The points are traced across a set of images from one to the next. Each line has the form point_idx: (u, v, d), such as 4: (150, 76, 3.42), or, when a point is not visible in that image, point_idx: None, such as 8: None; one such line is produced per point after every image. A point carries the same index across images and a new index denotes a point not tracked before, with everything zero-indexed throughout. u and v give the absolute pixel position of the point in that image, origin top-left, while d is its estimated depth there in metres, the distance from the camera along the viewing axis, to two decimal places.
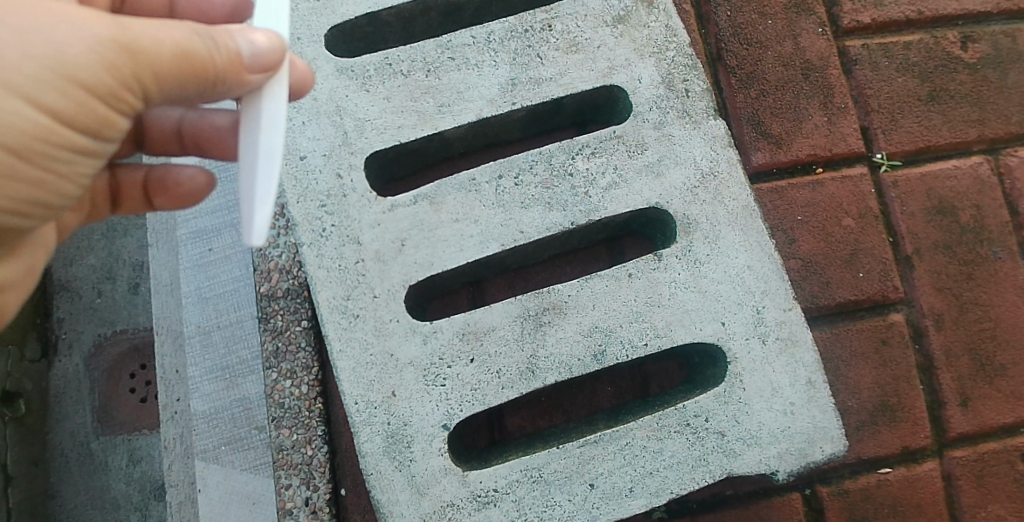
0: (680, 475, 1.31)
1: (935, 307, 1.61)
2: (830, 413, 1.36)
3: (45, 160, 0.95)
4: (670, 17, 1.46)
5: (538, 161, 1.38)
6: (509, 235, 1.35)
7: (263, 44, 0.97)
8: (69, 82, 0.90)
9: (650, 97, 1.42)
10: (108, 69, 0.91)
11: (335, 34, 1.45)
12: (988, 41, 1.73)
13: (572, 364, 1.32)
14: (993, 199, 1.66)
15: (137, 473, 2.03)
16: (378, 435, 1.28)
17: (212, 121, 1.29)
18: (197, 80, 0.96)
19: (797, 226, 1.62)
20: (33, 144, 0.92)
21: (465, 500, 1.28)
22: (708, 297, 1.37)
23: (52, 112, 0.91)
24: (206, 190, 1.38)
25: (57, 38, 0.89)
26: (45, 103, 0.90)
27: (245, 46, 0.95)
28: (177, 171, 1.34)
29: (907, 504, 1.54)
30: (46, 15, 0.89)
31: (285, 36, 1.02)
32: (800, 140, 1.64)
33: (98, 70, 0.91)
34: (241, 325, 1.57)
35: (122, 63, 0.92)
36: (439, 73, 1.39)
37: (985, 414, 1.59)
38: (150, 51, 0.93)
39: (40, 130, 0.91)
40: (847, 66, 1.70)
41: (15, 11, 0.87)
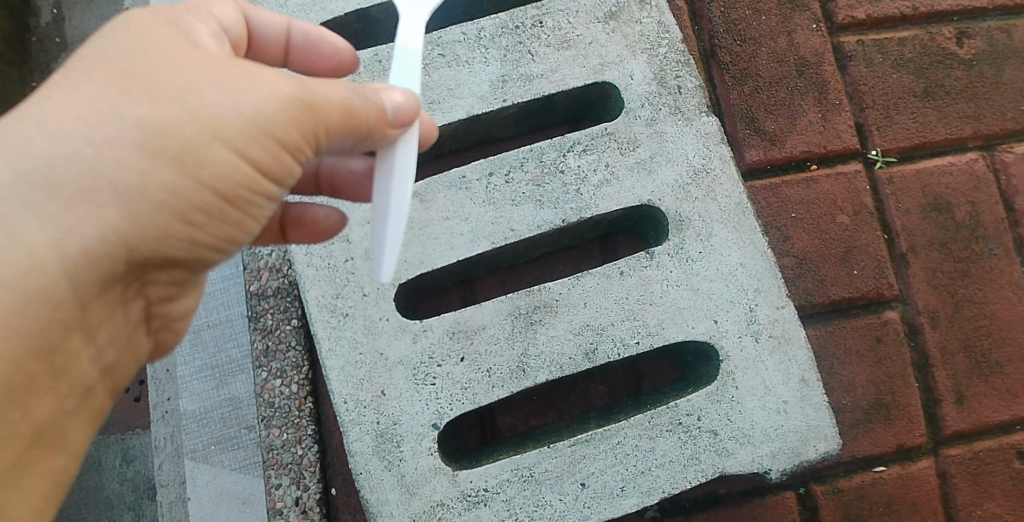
0: (672, 474, 1.30)
1: (930, 305, 1.60)
2: (823, 411, 1.35)
3: (243, 212, 0.93)
4: (663, 13, 1.45)
5: (529, 158, 1.37)
6: (499, 233, 1.35)
7: (403, 102, 0.96)
8: (274, 137, 0.89)
9: (642, 93, 1.41)
10: (302, 125, 0.91)
11: (325, 30, 1.44)
12: (983, 36, 1.72)
13: (563, 363, 1.31)
14: (989, 196, 1.65)
15: (131, 472, 2.03)
16: (368, 434, 1.27)
17: (349, 167, 1.21)
18: (361, 136, 0.95)
19: (791, 223, 1.61)
20: (235, 197, 0.91)
21: (455, 500, 1.27)
22: (700, 295, 1.36)
23: (255, 164, 0.90)
24: (337, 230, 1.25)
25: (260, 97, 0.88)
26: (250, 157, 0.89)
27: (389, 104, 0.95)
28: (312, 209, 1.21)
29: (902, 502, 1.53)
30: (250, 75, 0.89)
31: (417, 90, 1.00)
32: (794, 136, 1.63)
33: (297, 126, 0.90)
34: (230, 323, 1.56)
35: (315, 119, 0.91)
36: (429, 70, 1.39)
37: (980, 412, 1.58)
38: (334, 106, 0.92)
39: (241, 182, 0.90)
40: (842, 62, 1.69)
41: (212, 70, 0.88)
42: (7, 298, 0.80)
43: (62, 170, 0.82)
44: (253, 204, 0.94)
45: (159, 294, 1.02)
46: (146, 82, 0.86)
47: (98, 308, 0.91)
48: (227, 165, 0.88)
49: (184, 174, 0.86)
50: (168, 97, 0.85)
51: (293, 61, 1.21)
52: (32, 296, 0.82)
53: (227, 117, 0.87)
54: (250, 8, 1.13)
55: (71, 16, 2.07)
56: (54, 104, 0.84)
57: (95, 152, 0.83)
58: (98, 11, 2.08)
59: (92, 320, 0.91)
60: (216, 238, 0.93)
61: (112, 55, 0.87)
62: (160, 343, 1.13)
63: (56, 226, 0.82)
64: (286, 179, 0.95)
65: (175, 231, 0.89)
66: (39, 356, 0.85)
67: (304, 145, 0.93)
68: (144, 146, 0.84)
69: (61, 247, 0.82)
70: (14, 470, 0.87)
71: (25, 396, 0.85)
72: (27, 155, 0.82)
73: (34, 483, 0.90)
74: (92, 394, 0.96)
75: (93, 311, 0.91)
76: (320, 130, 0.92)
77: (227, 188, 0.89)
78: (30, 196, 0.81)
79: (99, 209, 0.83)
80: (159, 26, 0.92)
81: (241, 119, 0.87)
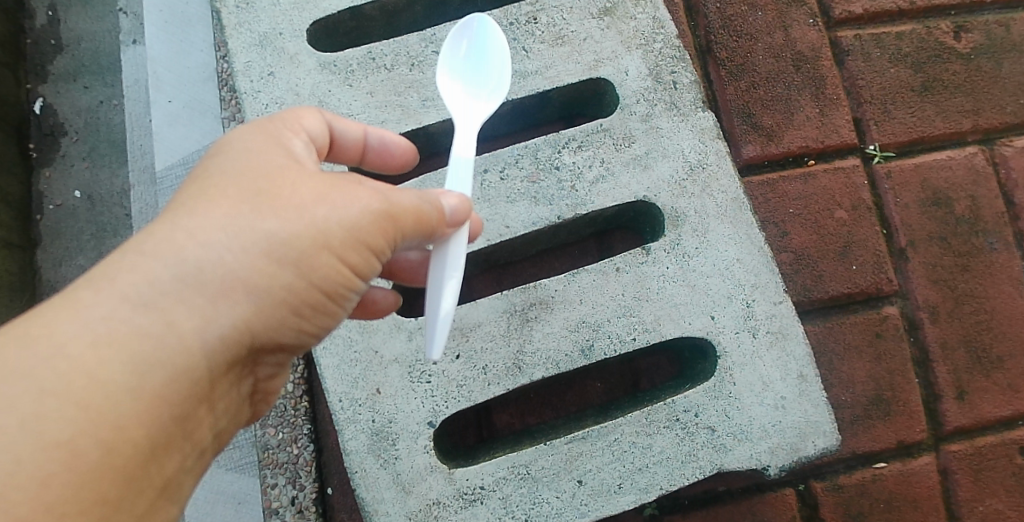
0: (670, 471, 1.29)
1: (929, 300, 1.59)
2: (822, 407, 1.34)
3: (338, 305, 0.95)
4: (657, 9, 1.44)
5: (523, 155, 1.37)
6: (495, 230, 1.34)
7: (459, 205, 0.98)
8: (375, 241, 0.91)
9: (637, 89, 1.41)
10: (396, 231, 0.93)
11: (319, 28, 1.44)
12: (981, 30, 1.71)
13: (559, 360, 1.31)
14: (989, 190, 1.64)
15: None
16: (363, 432, 1.27)
17: (406, 257, 1.18)
18: (427, 235, 0.97)
19: (789, 219, 1.60)
20: (337, 293, 0.92)
21: (451, 498, 1.26)
22: (697, 291, 1.35)
23: (359, 265, 0.92)
24: (387, 312, 1.23)
25: (363, 206, 0.90)
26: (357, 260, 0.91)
27: (447, 207, 0.97)
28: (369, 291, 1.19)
29: (903, 498, 1.52)
30: (352, 185, 0.91)
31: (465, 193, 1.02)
32: (791, 131, 1.63)
33: (391, 233, 0.92)
34: None
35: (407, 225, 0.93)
36: (422, 67, 1.38)
37: (981, 407, 1.56)
38: (410, 214, 0.92)
39: (343, 284, 0.92)
40: (839, 56, 1.68)
41: (321, 182, 0.90)
42: (157, 379, 0.80)
43: (207, 272, 0.83)
44: (347, 297, 0.95)
45: (263, 371, 0.99)
46: (261, 191, 0.87)
47: (220, 389, 0.88)
48: (334, 270, 0.90)
49: (299, 276, 0.87)
50: (292, 207, 0.87)
51: (369, 159, 1.18)
52: (176, 382, 0.81)
53: (335, 228, 0.88)
54: (332, 117, 1.09)
55: (66, 18, 2.08)
56: (189, 215, 0.84)
57: (229, 258, 0.84)
58: (93, 12, 2.09)
59: (216, 396, 0.89)
60: (314, 328, 0.94)
61: (235, 165, 0.89)
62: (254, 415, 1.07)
63: (199, 321, 0.83)
64: (371, 277, 0.96)
65: (284, 325, 0.90)
66: (175, 431, 0.83)
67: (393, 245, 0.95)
68: (272, 253, 0.85)
69: (200, 340, 0.83)
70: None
71: (157, 457, 0.81)
72: (175, 260, 0.82)
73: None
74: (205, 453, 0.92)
75: (216, 399, 0.89)
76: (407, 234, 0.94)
77: (332, 290, 0.91)
78: (179, 295, 0.82)
79: (232, 305, 0.84)
80: (262, 137, 0.93)
81: (347, 229, 0.89)
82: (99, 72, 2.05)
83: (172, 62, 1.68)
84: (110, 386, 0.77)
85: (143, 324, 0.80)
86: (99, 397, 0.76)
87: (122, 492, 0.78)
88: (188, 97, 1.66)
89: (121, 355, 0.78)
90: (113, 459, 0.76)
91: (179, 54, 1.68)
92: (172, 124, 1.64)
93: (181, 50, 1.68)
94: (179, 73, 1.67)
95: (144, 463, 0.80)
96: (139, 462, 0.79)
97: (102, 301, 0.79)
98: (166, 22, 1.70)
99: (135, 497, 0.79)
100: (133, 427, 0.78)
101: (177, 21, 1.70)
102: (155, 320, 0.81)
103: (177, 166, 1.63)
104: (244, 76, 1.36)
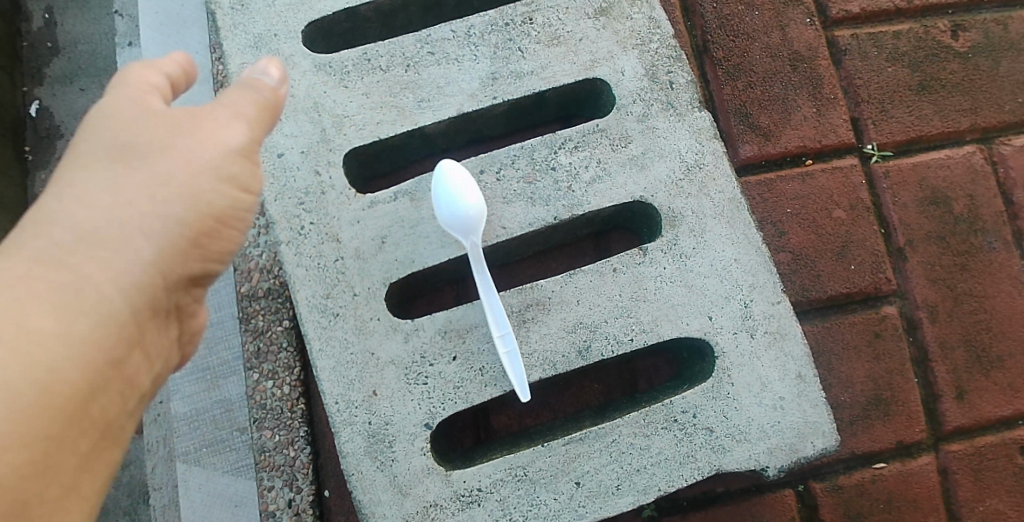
0: (668, 472, 1.29)
1: (928, 299, 1.59)
2: (821, 408, 1.34)
3: (234, 230, 1.03)
4: (653, 9, 1.44)
5: (520, 156, 1.36)
6: (491, 231, 1.34)
7: (277, 70, 1.09)
8: (241, 155, 1.02)
9: (633, 89, 1.40)
10: (253, 143, 1.04)
11: (314, 29, 1.43)
12: (979, 29, 1.71)
13: (556, 361, 1.30)
14: (987, 189, 1.64)
15: (126, 478, 1.93)
16: (359, 434, 1.26)
17: None
18: (275, 119, 1.09)
19: (787, 219, 1.59)
20: (229, 217, 1.01)
21: (449, 500, 1.26)
22: (694, 291, 1.34)
23: (239, 184, 1.02)
24: None
25: (223, 129, 1.01)
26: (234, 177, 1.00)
27: (267, 77, 1.08)
28: None
29: (902, 499, 1.51)
30: (205, 120, 1.01)
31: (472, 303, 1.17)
32: (788, 131, 1.62)
33: (251, 144, 1.03)
34: (221, 325, 1.53)
35: (259, 133, 1.05)
36: (418, 67, 1.38)
37: (981, 407, 1.56)
38: (251, 107, 1.05)
39: (231, 207, 1.01)
40: (836, 56, 1.68)
41: (175, 120, 0.99)
42: (85, 324, 0.87)
43: (104, 223, 0.91)
44: (240, 221, 1.04)
45: (187, 317, 1.07)
46: (118, 149, 0.97)
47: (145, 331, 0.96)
48: (218, 190, 0.99)
49: (190, 205, 0.96)
50: (158, 150, 0.97)
51: None
52: (102, 325, 0.88)
53: (204, 155, 0.98)
54: (184, 60, 1.09)
55: (62, 21, 2.08)
56: (71, 186, 0.93)
57: (122, 207, 0.93)
58: (89, 14, 2.08)
59: (144, 341, 0.96)
60: (219, 255, 1.02)
61: (103, 133, 0.97)
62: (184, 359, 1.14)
63: (109, 268, 0.90)
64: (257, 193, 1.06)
65: (190, 257, 0.97)
66: (111, 373, 0.89)
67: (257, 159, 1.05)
68: (160, 191, 0.95)
69: (114, 285, 0.90)
70: (84, 466, 0.88)
71: (95, 398, 0.88)
72: (70, 221, 0.90)
73: (96, 480, 0.90)
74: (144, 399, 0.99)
75: (143, 337, 0.96)
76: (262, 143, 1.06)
77: (224, 211, 1.00)
78: (83, 249, 0.90)
79: (138, 247, 0.92)
80: (117, 99, 1.00)
81: (210, 151, 0.99)
82: (95, 74, 2.05)
83: None
84: (41, 333, 0.83)
85: (56, 278, 0.87)
86: (31, 342, 0.82)
87: (68, 428, 0.84)
88: None
89: (43, 306, 0.84)
90: (53, 398, 0.82)
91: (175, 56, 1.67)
92: None
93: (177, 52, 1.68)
94: None
95: (83, 405, 0.86)
96: (79, 400, 0.85)
97: (14, 267, 0.86)
98: (161, 24, 1.70)
99: (77, 440, 0.85)
100: (70, 369, 0.84)
101: (172, 23, 1.70)
102: (65, 273, 0.88)
103: None
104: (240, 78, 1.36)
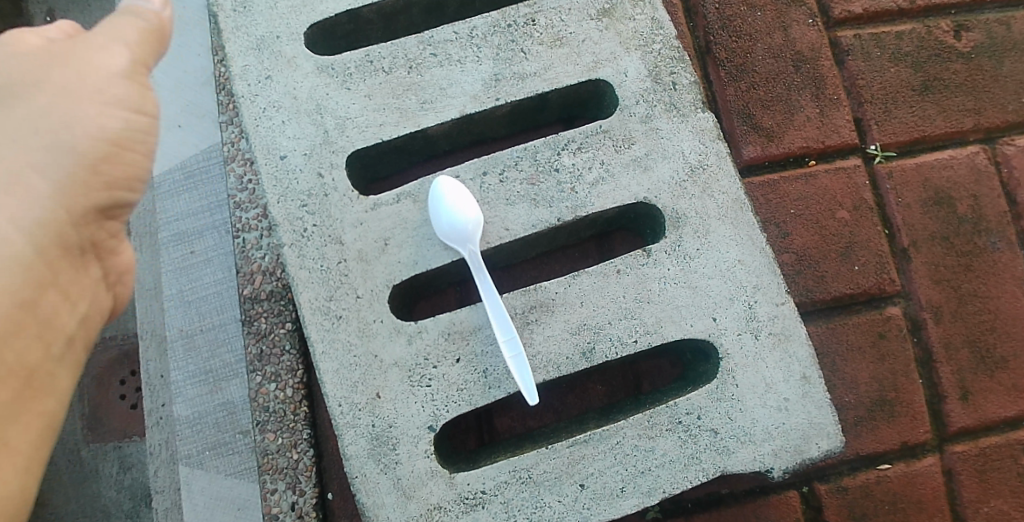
0: (672, 474, 1.28)
1: (932, 300, 1.58)
2: (826, 409, 1.33)
3: (135, 152, 1.19)
4: (656, 10, 1.44)
5: (523, 157, 1.36)
6: (495, 232, 1.33)
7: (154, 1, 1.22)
8: (127, 78, 1.17)
9: (637, 90, 1.40)
10: (138, 66, 1.19)
11: (316, 31, 1.43)
12: (982, 29, 1.70)
13: (560, 363, 1.30)
14: (991, 189, 1.63)
15: (128, 480, 1.92)
16: (363, 437, 1.26)
17: None
18: (162, 45, 1.23)
19: (790, 220, 1.59)
20: (123, 139, 1.17)
21: (452, 503, 1.25)
22: (698, 292, 1.34)
23: (129, 106, 1.17)
24: None
25: (107, 65, 1.15)
26: (123, 100, 1.16)
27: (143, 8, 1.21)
28: None
29: (907, 500, 1.51)
30: (84, 55, 1.15)
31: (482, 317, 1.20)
32: (791, 132, 1.62)
33: (135, 66, 1.18)
34: (224, 328, 1.54)
35: (143, 57, 1.20)
36: (421, 69, 1.38)
37: (985, 407, 1.55)
38: (132, 34, 1.19)
39: (124, 128, 1.17)
40: (838, 56, 1.67)
41: (59, 64, 1.14)
42: None
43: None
44: (139, 142, 1.20)
45: (108, 245, 1.22)
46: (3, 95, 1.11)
47: (62, 272, 1.11)
48: (102, 118, 1.14)
49: (79, 137, 1.12)
50: (42, 91, 1.12)
51: None
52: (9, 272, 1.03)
53: (88, 91, 1.13)
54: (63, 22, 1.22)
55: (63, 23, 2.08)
56: None
57: (18, 152, 1.08)
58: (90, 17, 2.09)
59: (61, 280, 1.11)
60: (121, 178, 1.18)
61: None
62: (118, 300, 1.29)
63: (10, 214, 1.05)
64: (152, 117, 1.21)
65: (93, 184, 1.13)
66: (25, 315, 1.05)
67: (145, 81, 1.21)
68: (51, 129, 1.10)
69: (17, 224, 1.05)
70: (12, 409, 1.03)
71: (10, 341, 1.03)
72: None
73: (27, 429, 1.05)
74: (72, 342, 1.14)
75: (58, 268, 1.10)
76: (146, 64, 1.21)
77: (114, 137, 1.15)
78: None
79: (34, 185, 1.08)
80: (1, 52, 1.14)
81: (91, 78, 1.14)
82: None
83: (169, 66, 1.65)
84: None
85: None
86: None
87: None
88: (185, 102, 1.63)
89: None
90: None
91: (176, 59, 1.65)
92: (170, 128, 1.63)
93: (178, 55, 1.65)
94: (177, 78, 1.64)
95: None
96: None
97: None
98: None
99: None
100: None
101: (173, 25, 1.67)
102: None
103: (175, 171, 1.63)
104: (242, 80, 1.36)
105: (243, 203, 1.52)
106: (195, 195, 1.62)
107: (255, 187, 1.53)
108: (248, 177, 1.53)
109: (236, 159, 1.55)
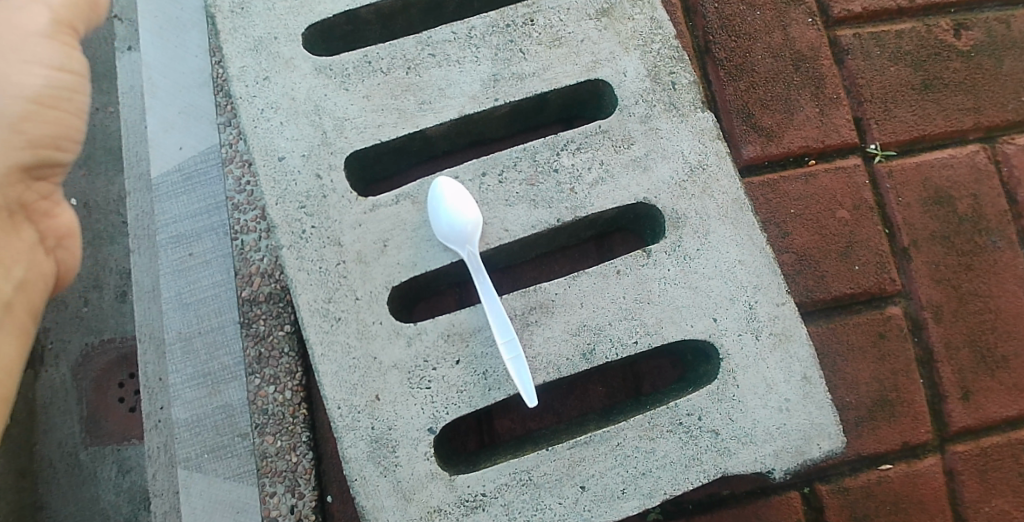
0: (673, 475, 1.28)
1: (933, 299, 1.58)
2: (827, 409, 1.33)
3: (61, 109, 1.21)
4: (655, 10, 1.43)
5: (522, 157, 1.35)
6: (494, 233, 1.33)
7: None
8: (50, 38, 1.17)
9: (636, 90, 1.39)
10: (63, 25, 1.19)
11: (314, 32, 1.42)
12: (982, 27, 1.70)
13: (560, 364, 1.30)
14: (992, 189, 1.63)
15: (127, 483, 1.91)
16: (362, 440, 1.25)
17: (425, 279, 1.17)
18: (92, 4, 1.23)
19: (791, 220, 1.58)
20: (47, 97, 1.18)
21: (452, 505, 1.25)
22: (698, 293, 1.34)
23: (51, 65, 1.18)
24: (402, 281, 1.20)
25: (25, 21, 1.15)
26: (44, 58, 1.17)
27: None
28: None
29: (908, 500, 1.50)
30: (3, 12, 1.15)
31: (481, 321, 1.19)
32: (791, 131, 1.61)
33: (58, 25, 1.18)
34: (222, 330, 1.54)
35: (67, 14, 1.19)
36: (419, 70, 1.37)
37: (986, 407, 1.55)
38: None
39: (46, 86, 1.18)
40: (838, 56, 1.67)
41: None
42: None
43: None
44: (65, 100, 1.21)
45: (38, 205, 1.23)
46: None
47: None
48: (21, 78, 1.15)
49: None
50: None
51: None
52: None
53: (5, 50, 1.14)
54: None
55: None
56: None
57: None
58: None
59: None
60: (44, 138, 1.19)
61: None
62: (62, 264, 1.29)
63: None
64: (80, 77, 1.22)
65: (12, 143, 1.15)
66: None
67: (72, 40, 1.21)
68: None
69: None
70: None
71: None
72: None
73: None
74: (8, 307, 1.17)
75: None
76: (73, 23, 1.21)
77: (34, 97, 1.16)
78: None
79: None
80: None
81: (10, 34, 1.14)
82: (94, 78, 2.13)
83: (167, 67, 1.64)
84: None
85: None
86: None
87: None
88: (183, 103, 1.63)
89: None
90: None
91: (174, 60, 1.65)
92: (168, 130, 1.63)
93: (177, 56, 1.65)
94: (175, 79, 1.64)
95: None
96: None
97: None
98: (161, 28, 1.67)
99: None
100: None
101: (171, 27, 1.67)
102: None
103: (173, 173, 1.62)
104: (239, 81, 1.35)
105: (241, 204, 1.52)
106: (193, 197, 1.61)
107: (253, 189, 1.52)
108: (246, 179, 1.53)
109: (234, 160, 1.54)
